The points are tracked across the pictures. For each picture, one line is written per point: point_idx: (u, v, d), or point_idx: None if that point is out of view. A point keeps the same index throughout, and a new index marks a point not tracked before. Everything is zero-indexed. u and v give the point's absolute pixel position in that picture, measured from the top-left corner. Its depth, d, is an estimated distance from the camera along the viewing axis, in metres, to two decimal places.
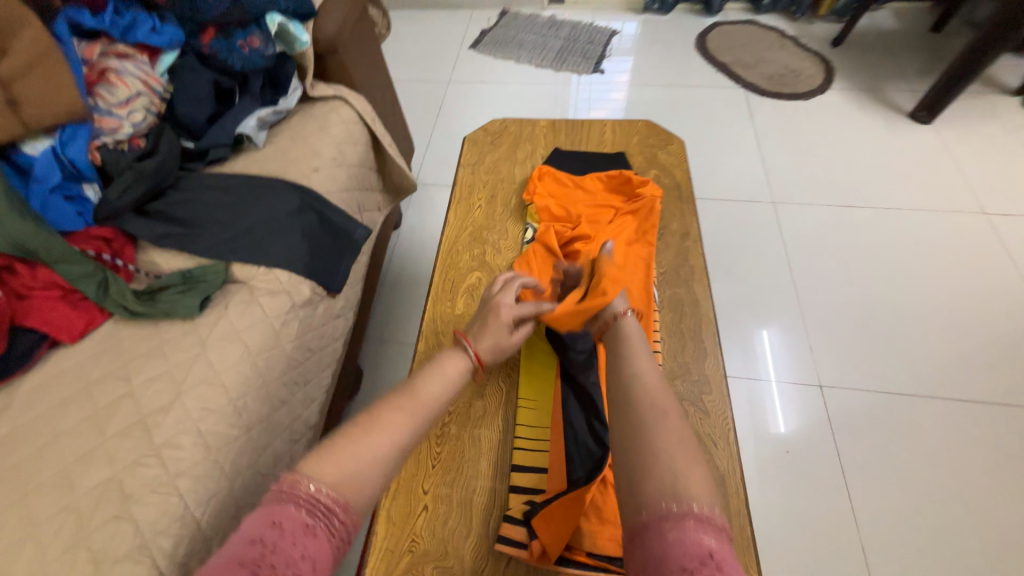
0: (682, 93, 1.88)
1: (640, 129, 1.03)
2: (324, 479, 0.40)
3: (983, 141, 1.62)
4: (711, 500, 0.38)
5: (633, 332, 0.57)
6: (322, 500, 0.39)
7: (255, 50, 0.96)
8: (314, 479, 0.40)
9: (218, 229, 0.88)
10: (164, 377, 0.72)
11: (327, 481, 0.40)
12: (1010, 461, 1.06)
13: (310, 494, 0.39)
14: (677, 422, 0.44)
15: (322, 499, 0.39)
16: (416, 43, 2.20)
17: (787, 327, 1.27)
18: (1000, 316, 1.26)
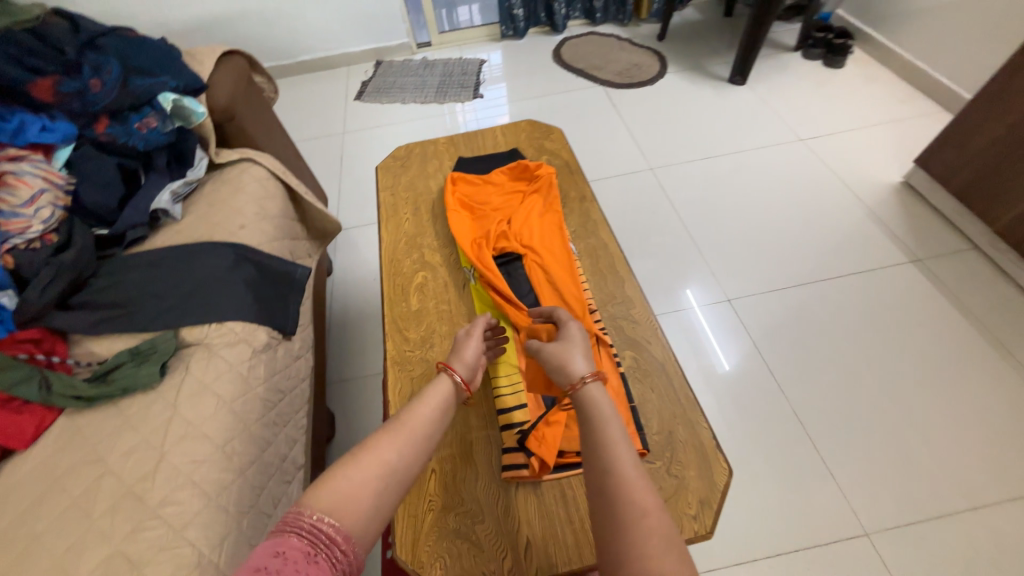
0: (554, 100, 2.16)
1: (524, 127, 1.22)
2: (324, 509, 0.44)
3: (784, 88, 2.06)
4: None
5: (602, 404, 0.53)
6: (324, 534, 0.43)
7: (154, 129, 1.02)
8: (315, 510, 0.44)
9: (158, 302, 0.89)
10: (142, 446, 0.72)
11: (328, 511, 0.44)
12: (869, 313, 1.36)
13: (314, 525, 0.43)
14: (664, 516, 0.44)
15: (324, 531, 0.43)
16: (301, 106, 2.29)
17: (701, 277, 1.49)
18: (834, 210, 1.61)
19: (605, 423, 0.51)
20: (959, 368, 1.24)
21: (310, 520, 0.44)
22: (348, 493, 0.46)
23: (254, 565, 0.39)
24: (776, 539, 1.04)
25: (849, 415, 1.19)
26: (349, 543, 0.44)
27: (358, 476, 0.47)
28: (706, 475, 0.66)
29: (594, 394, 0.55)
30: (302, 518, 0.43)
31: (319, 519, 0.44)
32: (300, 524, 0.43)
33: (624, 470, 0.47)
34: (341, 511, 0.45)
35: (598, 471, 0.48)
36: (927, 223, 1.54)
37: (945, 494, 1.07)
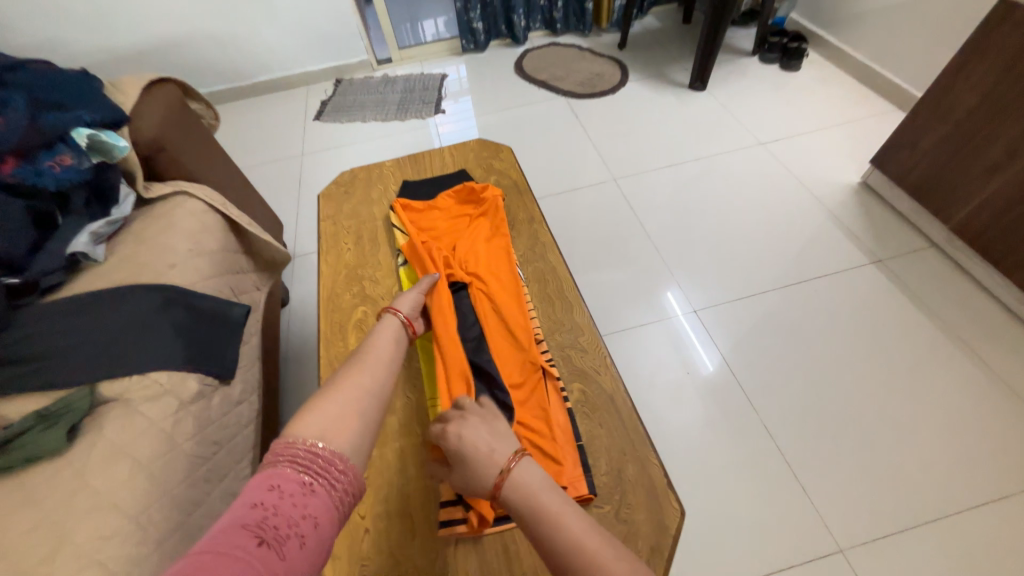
0: (516, 113, 2.13)
1: (473, 147, 1.19)
2: (314, 433, 0.52)
3: (744, 92, 2.07)
4: None
5: (536, 493, 0.52)
6: (318, 461, 0.50)
7: (69, 167, 0.96)
8: (306, 437, 0.52)
9: (70, 354, 0.82)
10: (41, 524, 0.65)
11: (318, 436, 0.52)
12: (833, 318, 1.35)
13: (307, 455, 0.50)
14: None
15: (318, 458, 0.50)
16: (258, 128, 2.22)
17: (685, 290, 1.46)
18: (795, 214, 1.61)
19: (552, 513, 0.50)
20: (924, 370, 1.24)
21: (302, 450, 0.51)
22: (333, 416, 0.55)
23: (253, 499, 0.45)
24: (751, 562, 1.00)
25: (820, 424, 1.17)
26: (345, 464, 0.52)
27: (340, 400, 0.58)
28: (658, 516, 0.61)
29: (524, 484, 0.53)
30: (294, 449, 0.50)
31: (312, 447, 0.51)
32: (293, 457, 0.49)
33: (586, 547, 0.46)
34: (330, 433, 0.53)
35: (567, 565, 0.46)
36: (886, 223, 1.55)
37: (917, 502, 1.05)
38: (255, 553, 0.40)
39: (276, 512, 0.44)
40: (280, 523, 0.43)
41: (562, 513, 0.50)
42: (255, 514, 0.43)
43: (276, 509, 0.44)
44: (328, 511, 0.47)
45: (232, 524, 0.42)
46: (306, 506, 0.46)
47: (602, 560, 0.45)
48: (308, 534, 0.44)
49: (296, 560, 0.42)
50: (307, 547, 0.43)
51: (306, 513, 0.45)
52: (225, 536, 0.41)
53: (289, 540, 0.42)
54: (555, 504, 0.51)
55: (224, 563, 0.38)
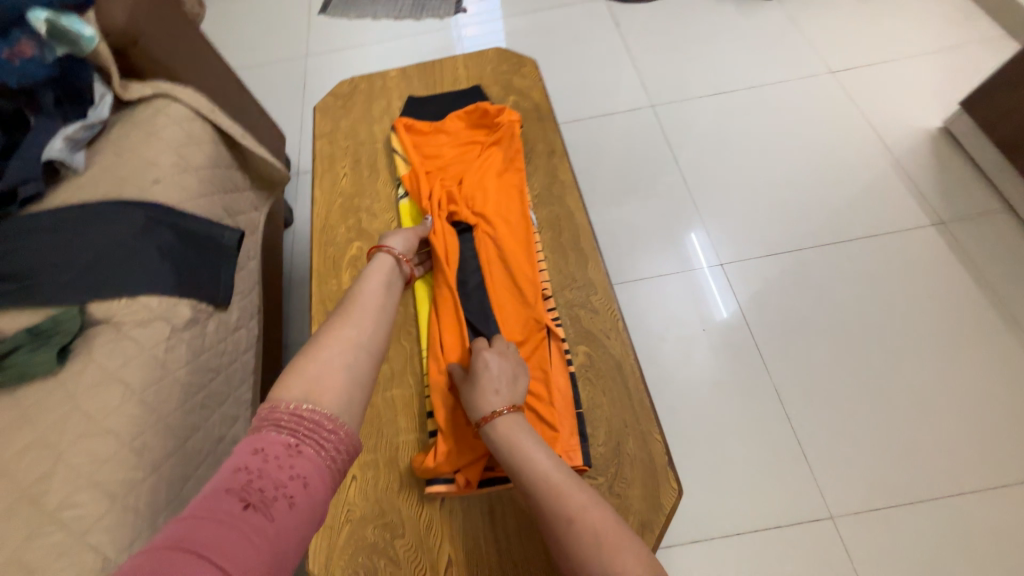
0: (548, 17, 1.84)
1: (491, 58, 1.01)
2: (299, 395, 0.48)
3: (822, 5, 1.73)
4: (630, 550, 0.43)
5: (513, 432, 0.55)
6: (305, 422, 0.46)
7: (30, 59, 0.86)
8: (290, 399, 0.47)
9: (56, 271, 0.78)
10: (36, 444, 0.65)
11: (302, 397, 0.47)
12: (877, 283, 1.23)
13: (293, 417, 0.46)
14: (600, 511, 0.46)
15: (305, 418, 0.46)
16: (259, 21, 1.98)
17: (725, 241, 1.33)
18: (856, 162, 1.41)
19: (528, 450, 0.53)
20: (967, 348, 1.14)
21: (287, 412, 0.46)
22: (317, 375, 0.50)
23: (236, 464, 0.41)
24: (739, 520, 1.01)
25: (840, 396, 1.11)
26: (335, 423, 0.47)
27: (326, 356, 0.52)
28: (652, 495, 0.58)
29: (505, 424, 0.56)
30: (278, 411, 0.46)
31: (298, 409, 0.46)
32: (277, 420, 0.45)
33: (555, 481, 0.49)
34: (315, 394, 0.48)
35: (536, 498, 0.49)
36: (959, 180, 1.34)
37: (922, 480, 1.02)
38: (240, 519, 0.36)
39: (260, 475, 0.40)
40: (266, 486, 0.39)
41: (535, 450, 0.53)
42: (239, 478, 0.39)
43: (261, 472, 0.40)
44: (319, 470, 0.43)
45: (216, 489, 0.39)
46: (293, 467, 0.41)
47: (568, 492, 0.48)
48: (297, 494, 0.40)
49: (285, 521, 0.38)
50: (297, 507, 0.39)
51: (294, 473, 0.41)
52: (206, 502, 0.37)
53: (277, 502, 0.38)
54: (530, 443, 0.53)
55: (205, 530, 0.35)
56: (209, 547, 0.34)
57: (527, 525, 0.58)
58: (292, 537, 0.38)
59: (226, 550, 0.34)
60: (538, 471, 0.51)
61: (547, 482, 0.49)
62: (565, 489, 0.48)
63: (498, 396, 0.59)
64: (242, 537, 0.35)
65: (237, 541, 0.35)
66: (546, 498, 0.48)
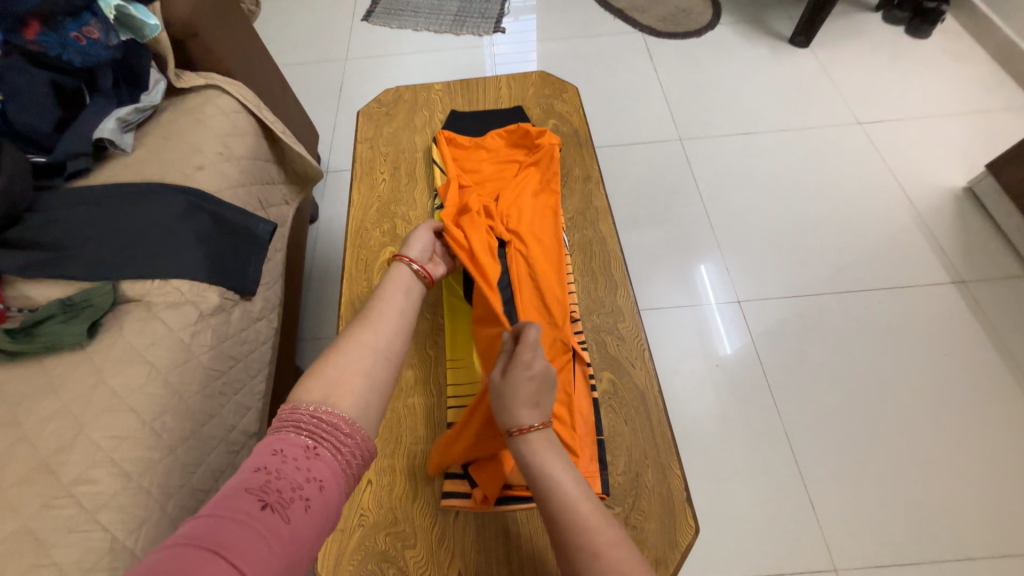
0: (584, 44, 1.89)
1: (534, 81, 1.04)
2: (317, 399, 0.46)
3: (853, 57, 1.76)
4: None
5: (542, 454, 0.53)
6: (324, 424, 0.44)
7: (96, 41, 0.88)
8: (310, 402, 0.46)
9: (95, 247, 0.80)
10: (60, 414, 0.67)
11: (322, 399, 0.46)
12: (895, 336, 1.23)
13: (313, 418, 0.44)
14: (623, 549, 0.45)
15: (324, 421, 0.44)
16: (303, 22, 2.04)
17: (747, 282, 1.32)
18: (879, 213, 1.42)
19: (554, 475, 0.51)
20: (982, 410, 1.13)
21: (307, 413, 0.45)
22: (335, 379, 0.49)
23: (254, 463, 0.39)
24: (740, 563, 0.99)
25: (851, 446, 1.10)
26: (353, 427, 0.45)
27: (344, 360, 0.51)
28: (669, 531, 0.58)
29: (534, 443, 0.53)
30: (298, 413, 0.44)
31: (318, 411, 0.45)
32: (297, 421, 0.43)
33: (579, 513, 0.48)
34: (333, 397, 0.47)
35: (558, 525, 0.48)
36: (980, 241, 1.35)
37: (931, 541, 1.00)
38: (258, 519, 0.35)
39: (278, 475, 0.38)
40: (284, 487, 0.38)
41: (562, 476, 0.51)
42: (258, 477, 0.38)
43: (280, 472, 0.39)
44: (335, 474, 0.41)
45: (233, 487, 0.37)
46: (310, 469, 0.40)
47: (592, 526, 0.47)
48: (313, 497, 0.38)
49: (301, 524, 0.36)
50: (313, 511, 0.38)
51: (311, 475, 0.40)
52: (224, 501, 0.36)
53: (293, 504, 0.37)
54: (558, 469, 0.52)
55: (223, 530, 0.33)
56: (227, 547, 0.32)
57: (542, 548, 0.58)
58: (307, 542, 0.36)
59: (242, 552, 0.32)
60: (563, 499, 0.49)
61: (571, 512, 0.48)
62: (589, 522, 0.47)
63: (536, 409, 0.57)
64: (258, 538, 0.34)
65: (253, 543, 0.33)
66: (569, 527, 0.47)
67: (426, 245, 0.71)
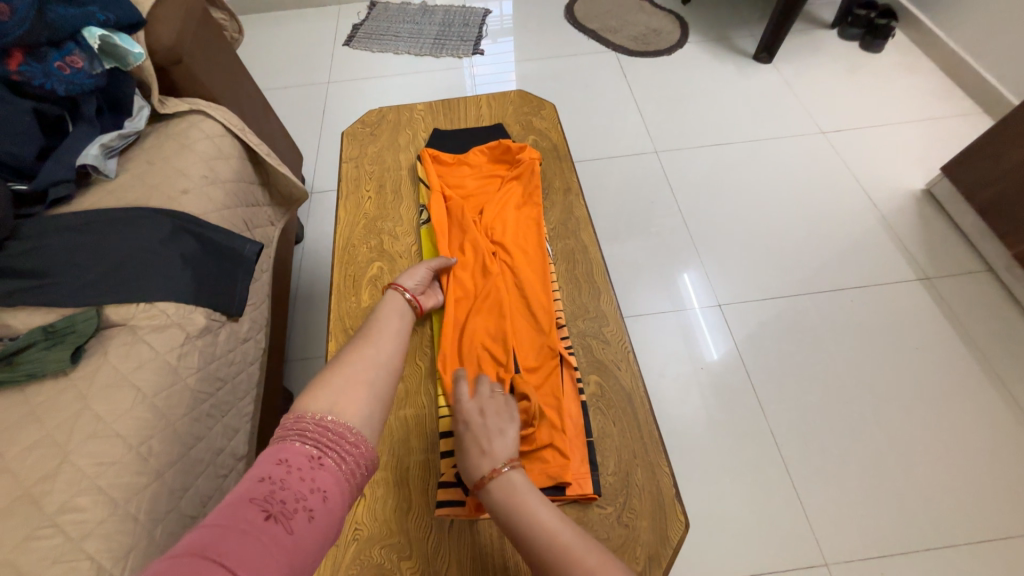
0: (561, 64, 1.96)
1: (513, 99, 1.08)
2: (324, 406, 0.47)
3: (814, 71, 1.87)
4: None
5: (518, 490, 0.51)
6: (330, 433, 0.45)
7: (80, 70, 0.89)
8: (316, 411, 0.46)
9: (78, 272, 0.79)
10: (44, 442, 0.66)
11: (328, 408, 0.47)
12: (868, 332, 1.28)
13: (318, 426, 0.45)
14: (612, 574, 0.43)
15: (330, 430, 0.45)
16: (285, 47, 2.08)
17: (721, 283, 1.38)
18: (846, 215, 1.49)
19: (529, 512, 0.49)
20: (954, 400, 1.18)
21: (312, 422, 0.45)
22: (340, 389, 0.50)
23: (260, 472, 0.40)
24: (734, 562, 1.00)
25: (833, 440, 1.13)
26: (357, 435, 0.46)
27: (348, 371, 0.52)
28: (660, 528, 0.59)
29: (506, 481, 0.52)
30: (304, 421, 0.45)
31: (323, 419, 0.46)
32: (302, 429, 0.44)
33: (565, 544, 0.46)
34: (339, 406, 0.47)
35: (542, 563, 0.46)
36: (942, 239, 1.43)
37: (917, 531, 1.03)
38: (262, 530, 0.35)
39: (283, 486, 0.39)
40: (287, 498, 0.38)
41: (542, 510, 0.49)
42: (263, 488, 0.38)
43: (284, 483, 0.39)
44: (339, 484, 0.42)
45: (239, 497, 0.37)
46: (314, 480, 0.40)
47: (579, 555, 0.45)
48: (316, 508, 0.39)
49: (304, 535, 0.37)
50: (316, 522, 0.38)
51: (314, 486, 0.40)
52: (230, 510, 0.36)
53: (297, 515, 0.37)
54: (537, 504, 0.50)
55: (228, 541, 0.33)
56: (230, 559, 0.33)
57: None
58: (309, 553, 0.37)
59: (248, 564, 0.33)
60: (545, 534, 0.47)
61: (556, 547, 0.46)
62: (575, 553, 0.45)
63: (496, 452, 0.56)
64: (263, 550, 0.34)
65: (258, 554, 0.34)
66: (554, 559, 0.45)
67: (422, 278, 0.74)
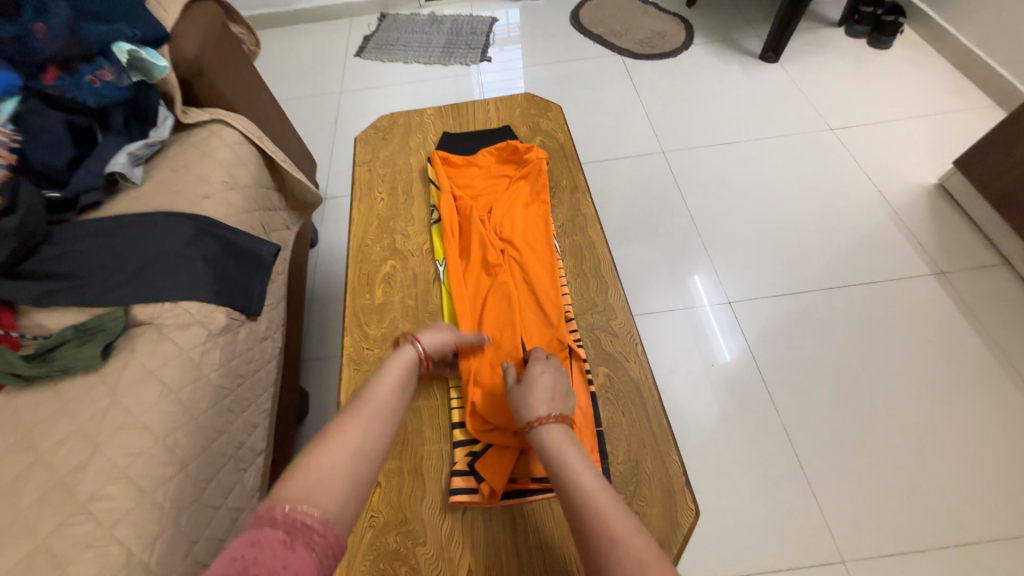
0: (568, 68, 1.99)
1: (521, 102, 1.10)
2: (297, 495, 0.41)
3: (821, 69, 1.87)
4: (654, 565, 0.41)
5: (562, 445, 0.54)
6: (302, 517, 0.40)
7: (109, 83, 0.94)
8: (289, 499, 0.41)
9: (106, 274, 0.83)
10: (75, 434, 0.69)
11: (301, 498, 0.41)
12: (881, 328, 1.26)
13: (290, 515, 0.40)
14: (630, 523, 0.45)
15: (302, 517, 0.40)
16: (299, 59, 2.15)
17: (729, 281, 1.38)
18: (856, 211, 1.48)
19: (566, 454, 0.53)
20: (972, 395, 1.16)
21: (283, 511, 0.40)
22: (316, 477, 0.44)
23: (230, 552, 0.36)
24: (747, 558, 1.00)
25: (847, 438, 1.12)
26: (329, 525, 0.41)
27: (325, 458, 0.46)
28: (669, 514, 0.60)
29: (554, 434, 0.56)
30: (275, 510, 0.40)
31: (295, 509, 0.40)
32: (274, 514, 0.39)
33: (598, 501, 0.47)
34: (314, 496, 0.42)
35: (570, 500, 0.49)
36: (955, 233, 1.41)
37: (936, 527, 1.01)
38: None
39: (255, 562, 0.35)
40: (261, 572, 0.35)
41: (583, 470, 0.51)
42: (233, 565, 0.35)
43: (258, 558, 0.36)
44: (312, 567, 0.37)
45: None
46: (286, 559, 0.36)
47: (610, 513, 0.46)
48: None
49: None
50: None
51: (287, 564, 0.36)
52: None
53: None
54: (579, 462, 0.52)
55: None
56: None
57: (548, 538, 0.60)
58: None
59: None
60: (581, 488, 0.49)
61: (589, 500, 0.47)
62: (605, 509, 0.46)
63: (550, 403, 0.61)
64: None
65: None
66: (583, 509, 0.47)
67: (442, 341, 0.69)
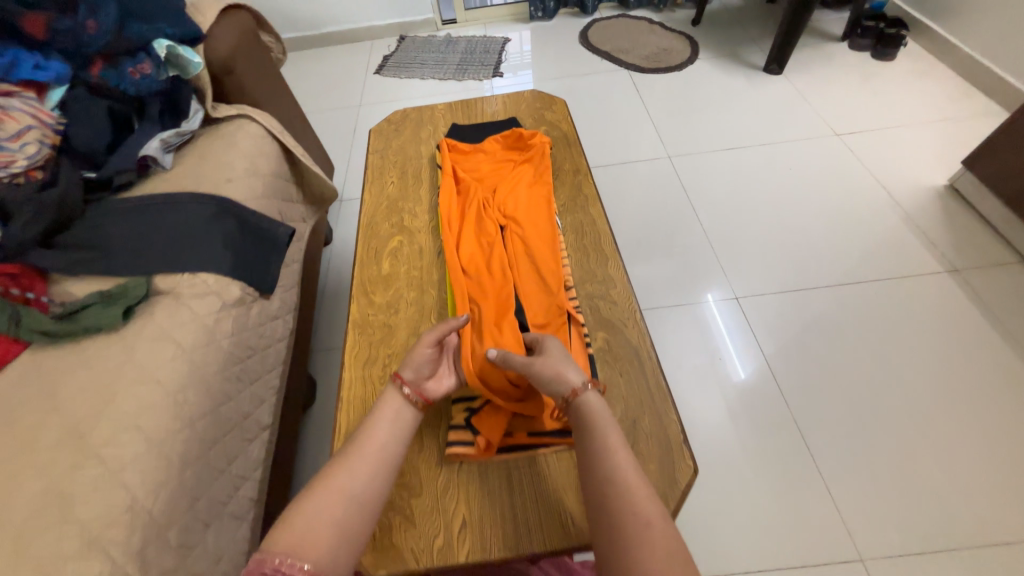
0: (576, 82, 2.07)
1: (528, 98, 1.16)
2: (287, 548, 0.45)
3: (825, 80, 1.91)
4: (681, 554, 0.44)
5: (601, 416, 0.56)
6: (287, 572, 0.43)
7: (147, 75, 1.02)
8: (280, 552, 0.44)
9: (133, 247, 0.88)
10: (92, 386, 0.72)
11: (287, 550, 0.44)
12: (895, 325, 1.24)
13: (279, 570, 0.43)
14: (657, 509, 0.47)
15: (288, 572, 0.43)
16: (323, 76, 2.29)
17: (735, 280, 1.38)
18: (864, 212, 1.48)
19: (605, 429, 0.54)
20: (995, 394, 1.11)
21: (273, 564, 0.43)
22: (306, 527, 0.47)
23: None
24: (758, 556, 0.95)
25: (862, 436, 1.08)
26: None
27: (316, 510, 0.48)
28: (667, 470, 0.59)
29: (593, 402, 0.57)
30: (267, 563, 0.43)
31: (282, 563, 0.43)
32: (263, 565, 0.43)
33: (628, 480, 0.49)
34: (302, 547, 0.45)
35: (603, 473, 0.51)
36: (969, 233, 1.39)
37: (962, 528, 0.95)
38: None
39: None
40: None
41: (619, 449, 0.52)
42: None
43: None
44: None
45: None
46: None
47: (640, 497, 0.48)
48: None
49: None
50: None
51: None
52: None
53: None
54: (615, 439, 0.53)
55: None
56: None
57: (543, 492, 0.60)
58: None
59: None
60: (614, 464, 0.51)
61: (621, 479, 0.49)
62: (632, 486, 0.48)
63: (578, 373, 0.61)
64: None
65: None
66: (609, 480, 0.50)
67: (424, 361, 0.64)
